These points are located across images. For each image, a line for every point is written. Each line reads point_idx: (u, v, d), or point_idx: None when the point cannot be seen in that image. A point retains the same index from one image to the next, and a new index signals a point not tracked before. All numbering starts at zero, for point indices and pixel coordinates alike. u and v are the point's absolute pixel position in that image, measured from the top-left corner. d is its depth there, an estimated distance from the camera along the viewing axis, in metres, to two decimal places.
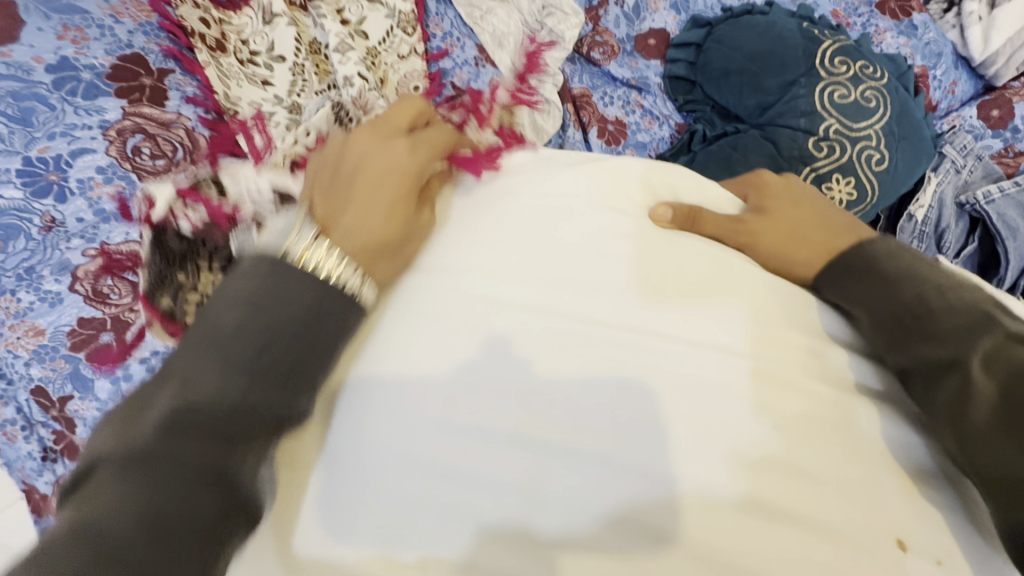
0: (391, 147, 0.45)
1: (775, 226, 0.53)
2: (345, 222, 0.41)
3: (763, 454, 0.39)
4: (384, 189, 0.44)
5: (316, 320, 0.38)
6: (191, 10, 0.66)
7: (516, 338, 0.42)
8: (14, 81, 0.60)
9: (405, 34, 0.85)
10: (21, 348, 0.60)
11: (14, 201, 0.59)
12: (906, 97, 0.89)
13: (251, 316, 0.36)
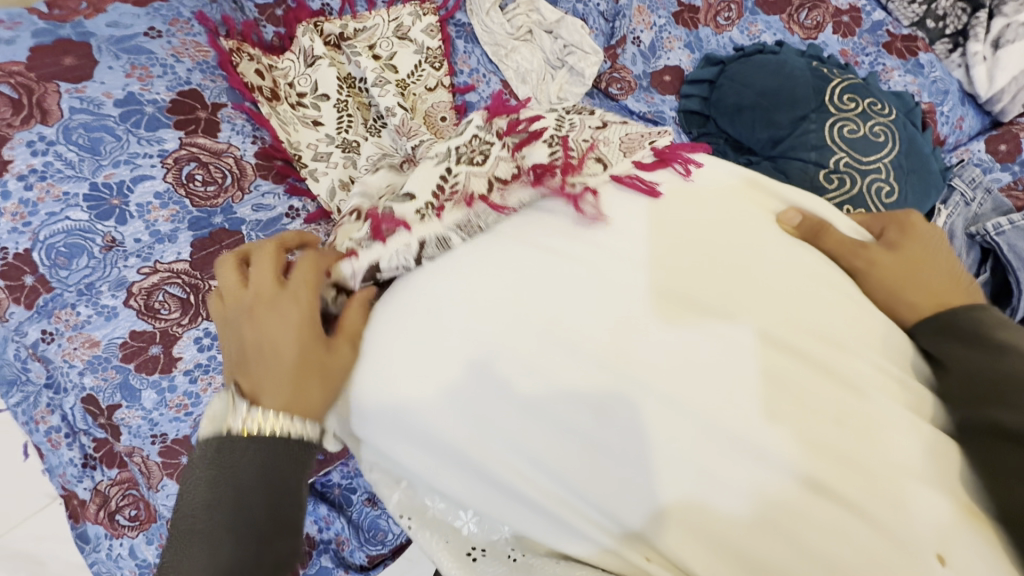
0: (268, 314, 0.47)
1: (897, 262, 0.53)
2: (267, 392, 0.46)
3: (806, 467, 0.41)
4: (283, 353, 0.46)
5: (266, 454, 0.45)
6: (248, 64, 0.76)
7: (600, 358, 0.44)
8: (85, 114, 0.66)
9: (433, 68, 0.92)
10: (77, 358, 0.64)
11: (80, 222, 0.64)
12: (914, 132, 0.92)
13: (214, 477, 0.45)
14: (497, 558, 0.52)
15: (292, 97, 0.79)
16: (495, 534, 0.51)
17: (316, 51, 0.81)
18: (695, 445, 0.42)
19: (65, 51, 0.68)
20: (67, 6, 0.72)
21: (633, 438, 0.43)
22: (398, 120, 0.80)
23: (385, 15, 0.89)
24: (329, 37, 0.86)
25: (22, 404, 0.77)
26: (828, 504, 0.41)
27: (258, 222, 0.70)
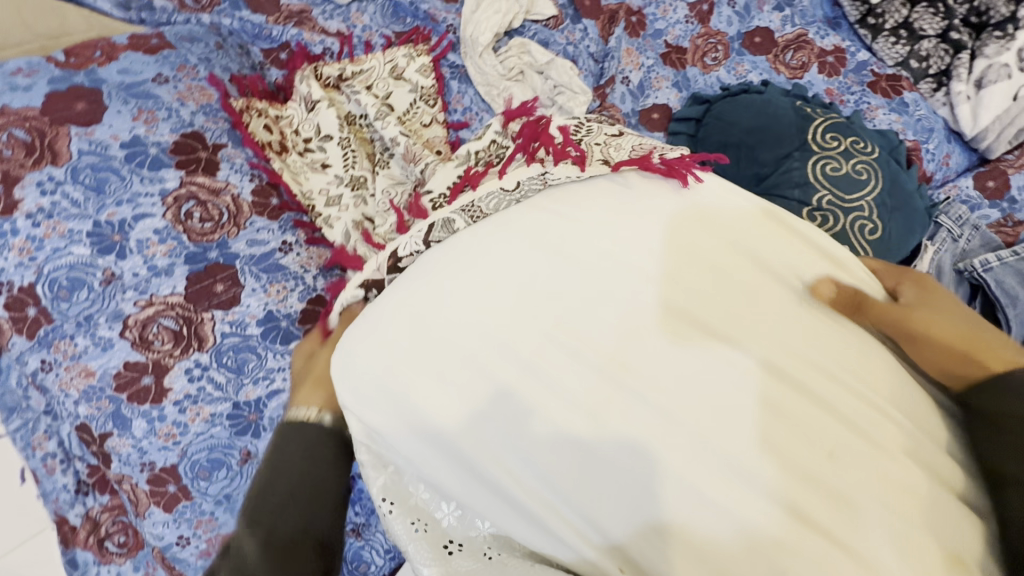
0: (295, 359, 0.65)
1: (929, 310, 0.55)
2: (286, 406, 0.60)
3: (783, 495, 0.44)
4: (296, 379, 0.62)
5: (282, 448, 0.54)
6: (257, 120, 0.81)
7: (597, 390, 0.48)
8: (93, 156, 0.70)
9: (427, 105, 0.97)
10: (72, 388, 0.67)
11: (82, 257, 0.67)
12: (897, 169, 0.94)
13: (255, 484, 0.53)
14: (473, 554, 0.51)
15: (299, 146, 0.83)
16: (474, 530, 0.52)
17: (313, 96, 0.84)
18: (691, 469, 0.45)
19: (78, 96, 0.72)
20: (83, 54, 0.76)
21: (623, 454, 0.46)
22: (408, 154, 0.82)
23: (380, 58, 0.96)
24: (327, 79, 0.92)
25: (21, 431, 0.80)
26: (810, 534, 0.43)
27: (252, 257, 0.74)
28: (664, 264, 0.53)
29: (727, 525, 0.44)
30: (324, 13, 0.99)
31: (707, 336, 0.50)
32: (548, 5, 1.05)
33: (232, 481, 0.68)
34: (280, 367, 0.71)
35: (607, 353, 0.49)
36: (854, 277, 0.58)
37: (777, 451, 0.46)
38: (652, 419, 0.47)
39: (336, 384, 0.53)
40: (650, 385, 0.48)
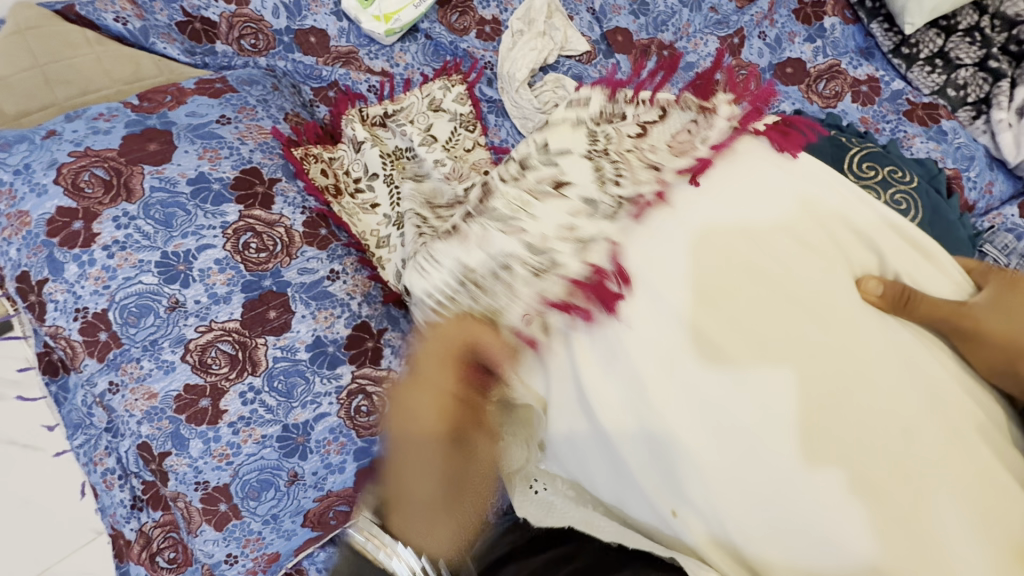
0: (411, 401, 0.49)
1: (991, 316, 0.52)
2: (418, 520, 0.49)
3: (875, 493, 0.43)
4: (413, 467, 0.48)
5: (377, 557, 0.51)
6: (316, 165, 0.92)
7: (679, 356, 0.48)
8: (162, 192, 0.75)
9: (467, 131, 1.03)
10: (136, 408, 0.71)
11: (149, 286, 0.72)
12: (938, 198, 0.92)
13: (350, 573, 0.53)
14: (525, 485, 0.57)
15: (351, 188, 0.94)
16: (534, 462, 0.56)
17: (360, 137, 0.97)
18: (775, 451, 0.45)
19: (151, 137, 0.78)
20: (155, 99, 0.83)
21: (708, 424, 0.46)
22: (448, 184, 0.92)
23: (418, 93, 1.03)
24: (372, 119, 1.01)
25: (84, 446, 0.85)
26: (900, 538, 0.42)
27: (302, 284, 0.78)
28: (724, 262, 0.50)
29: (817, 522, 0.43)
30: (368, 53, 1.05)
31: (753, 355, 0.47)
32: (581, 40, 1.09)
33: (279, 500, 0.72)
34: (328, 392, 0.74)
35: (680, 324, 0.48)
36: (915, 268, 0.56)
37: (830, 461, 0.44)
38: (735, 391, 0.46)
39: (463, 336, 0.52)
40: (737, 364, 0.47)
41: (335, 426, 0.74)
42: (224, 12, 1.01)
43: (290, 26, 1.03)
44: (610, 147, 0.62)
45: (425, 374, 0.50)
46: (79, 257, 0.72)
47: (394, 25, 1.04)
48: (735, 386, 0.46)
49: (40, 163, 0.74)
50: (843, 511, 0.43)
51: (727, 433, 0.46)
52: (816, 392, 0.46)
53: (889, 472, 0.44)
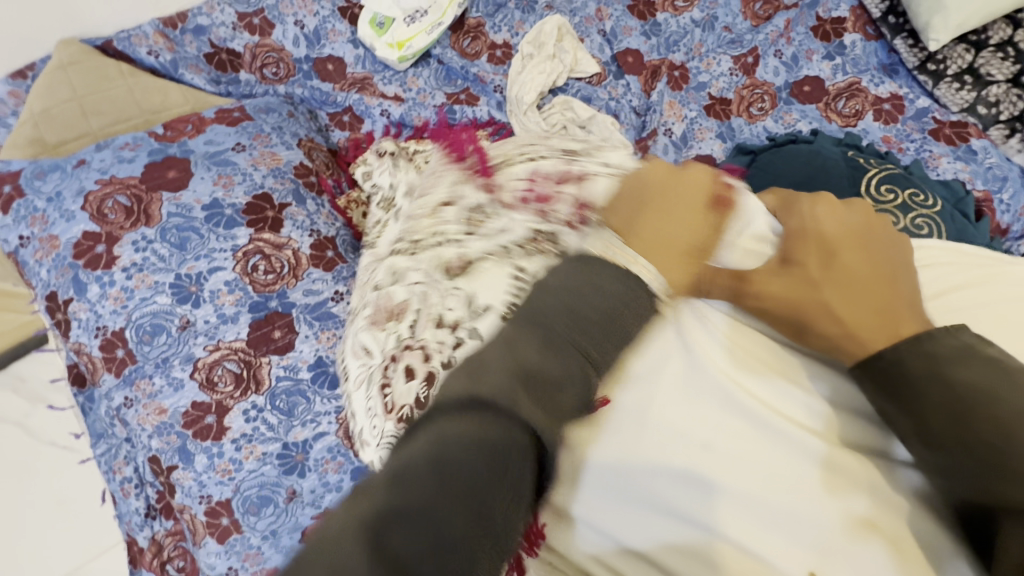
0: (688, 179, 0.54)
1: (847, 294, 0.39)
2: (637, 230, 0.49)
3: (841, 523, 0.38)
4: (683, 213, 0.50)
5: (494, 453, 0.26)
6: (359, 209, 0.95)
7: (652, 369, 0.45)
8: (178, 217, 0.79)
9: None
10: (147, 423, 0.75)
11: (163, 306, 0.76)
12: (964, 222, 0.88)
13: (429, 457, 0.26)
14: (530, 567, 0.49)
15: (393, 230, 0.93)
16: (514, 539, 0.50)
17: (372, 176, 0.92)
18: (739, 470, 0.40)
19: (170, 165, 0.82)
20: (178, 128, 0.88)
21: (687, 441, 0.42)
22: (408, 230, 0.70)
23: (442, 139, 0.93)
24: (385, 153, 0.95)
25: (105, 455, 0.90)
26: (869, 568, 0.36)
27: (307, 305, 0.81)
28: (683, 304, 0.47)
29: (782, 546, 0.38)
30: (383, 79, 1.09)
31: (756, 371, 0.44)
32: (591, 63, 1.10)
33: (278, 517, 0.74)
34: (327, 411, 0.77)
35: (660, 352, 0.45)
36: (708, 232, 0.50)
37: (840, 486, 0.39)
38: (725, 412, 0.42)
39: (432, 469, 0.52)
40: (744, 398, 0.42)
41: (333, 446, 0.76)
42: (248, 43, 1.07)
43: (309, 55, 1.09)
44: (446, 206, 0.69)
45: (680, 180, 0.54)
46: (101, 279, 0.76)
47: (406, 52, 1.07)
48: (716, 413, 0.42)
49: (70, 191, 0.79)
50: (812, 522, 0.38)
51: (716, 449, 0.41)
52: (837, 425, 0.42)
53: (855, 489, 0.39)
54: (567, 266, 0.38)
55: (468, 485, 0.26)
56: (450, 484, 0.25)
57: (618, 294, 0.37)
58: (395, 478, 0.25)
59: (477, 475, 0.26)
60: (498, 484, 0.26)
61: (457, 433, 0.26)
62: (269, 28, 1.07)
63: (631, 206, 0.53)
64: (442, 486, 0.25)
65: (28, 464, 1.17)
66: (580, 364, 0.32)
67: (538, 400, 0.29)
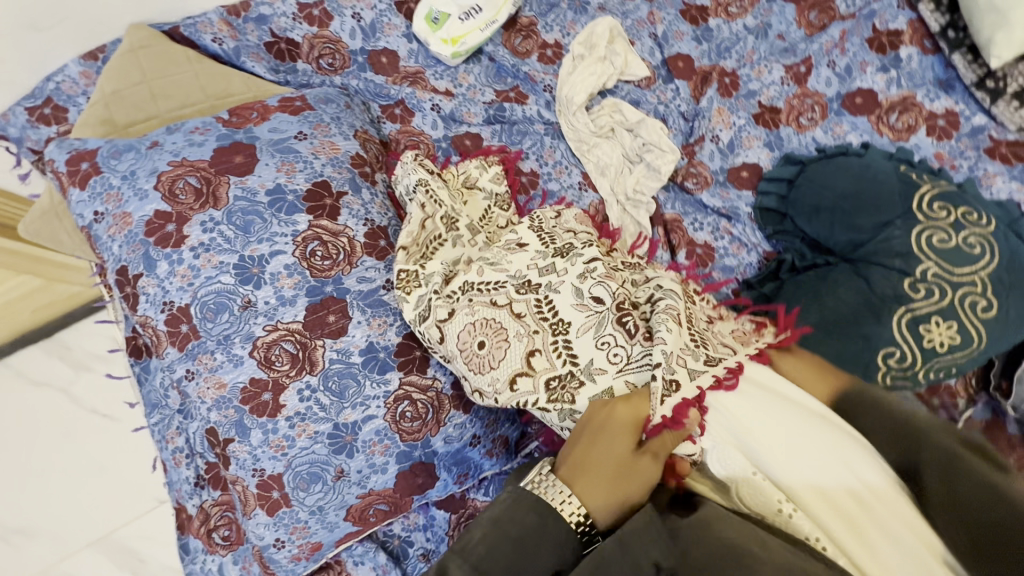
0: (604, 410, 0.69)
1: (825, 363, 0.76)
2: (582, 488, 0.62)
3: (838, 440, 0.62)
4: (607, 459, 0.64)
5: (518, 544, 0.58)
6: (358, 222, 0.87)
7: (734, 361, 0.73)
8: (244, 201, 0.82)
9: (502, 210, 1.00)
10: (207, 396, 0.78)
11: (227, 285, 0.79)
12: (1018, 243, 0.88)
13: (487, 551, 0.57)
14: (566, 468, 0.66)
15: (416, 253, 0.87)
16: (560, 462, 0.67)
17: (412, 183, 0.94)
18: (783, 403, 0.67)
19: (237, 150, 0.85)
20: (243, 114, 0.90)
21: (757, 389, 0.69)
22: (562, 248, 0.84)
23: (454, 171, 1.00)
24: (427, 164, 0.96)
25: (158, 424, 0.94)
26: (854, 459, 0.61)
27: (360, 292, 0.83)
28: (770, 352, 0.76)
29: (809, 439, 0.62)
30: (435, 74, 1.12)
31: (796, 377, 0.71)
32: (641, 66, 1.10)
33: (326, 493, 0.78)
34: (376, 395, 0.80)
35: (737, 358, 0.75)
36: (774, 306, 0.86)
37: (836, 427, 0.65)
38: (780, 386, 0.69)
39: (597, 422, 0.68)
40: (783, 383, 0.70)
41: (381, 429, 0.79)
42: (307, 34, 1.10)
43: (365, 47, 1.11)
44: (558, 242, 0.85)
45: (605, 420, 0.67)
46: (170, 256, 0.80)
47: (460, 48, 1.09)
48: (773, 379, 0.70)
49: (144, 171, 0.82)
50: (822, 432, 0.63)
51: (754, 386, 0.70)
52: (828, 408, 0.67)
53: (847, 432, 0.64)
54: (508, 495, 0.63)
55: (511, 555, 0.57)
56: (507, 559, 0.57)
57: (523, 530, 0.59)
58: (474, 553, 0.58)
59: (523, 551, 0.57)
60: (528, 553, 0.57)
61: (509, 543, 0.58)
62: (328, 20, 1.10)
63: (582, 465, 0.64)
64: (502, 553, 0.57)
65: (72, 430, 1.26)
66: (548, 546, 0.58)
67: (527, 552, 0.57)
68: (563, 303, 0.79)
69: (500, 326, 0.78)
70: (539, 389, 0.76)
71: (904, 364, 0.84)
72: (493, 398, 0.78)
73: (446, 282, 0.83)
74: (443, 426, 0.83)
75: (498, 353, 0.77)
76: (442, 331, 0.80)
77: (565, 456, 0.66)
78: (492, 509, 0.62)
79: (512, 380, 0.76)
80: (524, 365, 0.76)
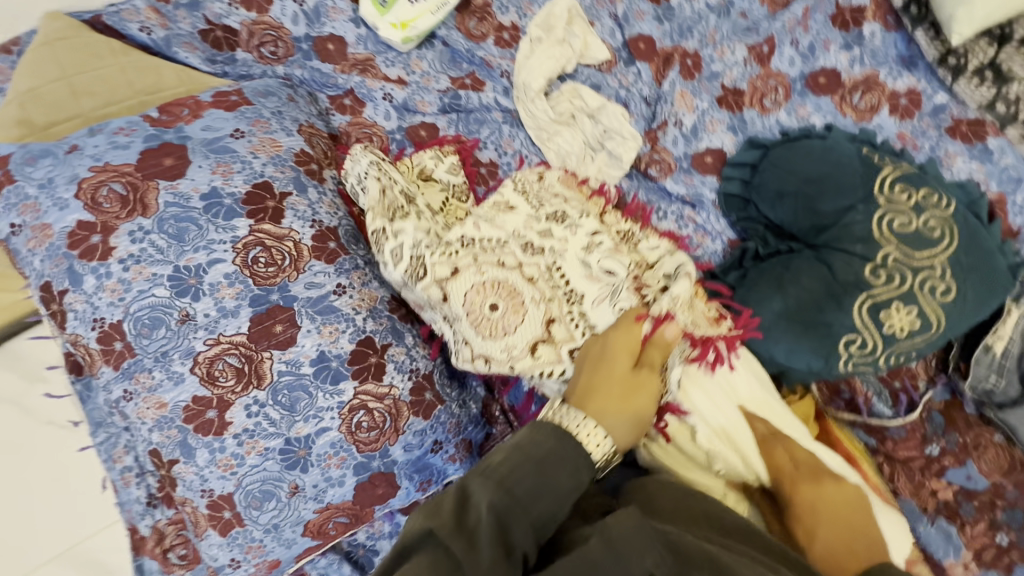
0: (602, 341, 0.80)
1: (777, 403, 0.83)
2: (596, 412, 0.68)
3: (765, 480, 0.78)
4: (614, 383, 0.73)
5: (541, 466, 0.57)
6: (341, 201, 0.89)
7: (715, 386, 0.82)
8: (176, 207, 0.77)
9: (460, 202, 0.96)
10: (148, 416, 0.74)
11: (162, 299, 0.74)
12: (977, 225, 0.87)
13: (510, 473, 0.56)
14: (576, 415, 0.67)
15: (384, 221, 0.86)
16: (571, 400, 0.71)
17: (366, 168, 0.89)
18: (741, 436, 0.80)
19: (166, 152, 0.79)
20: (173, 111, 0.84)
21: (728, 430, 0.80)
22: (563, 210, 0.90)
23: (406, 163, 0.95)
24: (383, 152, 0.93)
25: (103, 444, 0.89)
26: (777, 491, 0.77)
27: (309, 299, 0.79)
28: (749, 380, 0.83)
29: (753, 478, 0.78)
30: (385, 60, 1.05)
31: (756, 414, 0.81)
32: (601, 48, 1.06)
33: (280, 511, 0.75)
34: (330, 407, 0.77)
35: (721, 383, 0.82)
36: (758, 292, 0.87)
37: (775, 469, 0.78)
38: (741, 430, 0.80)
39: (597, 352, 0.78)
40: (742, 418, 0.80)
41: (336, 441, 0.76)
42: (245, 20, 1.02)
43: (309, 34, 1.04)
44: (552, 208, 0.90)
45: (604, 351, 0.78)
46: (97, 270, 0.74)
47: (410, 33, 1.02)
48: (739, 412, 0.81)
49: (63, 178, 0.76)
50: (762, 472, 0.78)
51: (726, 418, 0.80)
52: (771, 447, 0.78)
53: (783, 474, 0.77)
54: (529, 427, 0.63)
55: (532, 478, 0.56)
56: (527, 481, 0.55)
57: (546, 452, 0.59)
58: (495, 474, 0.56)
59: (544, 474, 0.56)
60: (547, 479, 0.56)
61: (529, 466, 0.57)
62: (267, 4, 1.02)
63: (591, 391, 0.71)
64: (523, 474, 0.56)
65: (18, 446, 1.19)
66: (568, 473, 0.58)
67: (547, 478, 0.56)
68: (573, 273, 0.85)
69: (513, 288, 0.83)
70: (562, 359, 0.82)
71: (865, 350, 0.85)
72: (508, 363, 0.82)
73: (448, 248, 0.86)
74: (402, 434, 0.80)
75: (514, 318, 0.82)
76: (445, 291, 0.84)
77: (574, 387, 0.74)
78: (514, 439, 0.61)
79: (531, 346, 0.82)
80: (543, 332, 0.82)
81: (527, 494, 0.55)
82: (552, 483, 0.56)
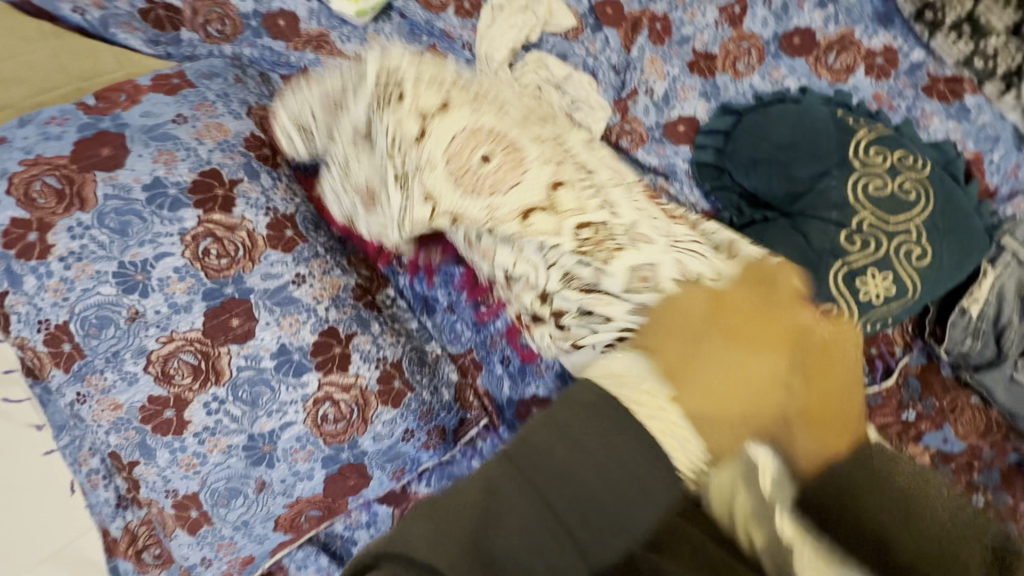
0: None
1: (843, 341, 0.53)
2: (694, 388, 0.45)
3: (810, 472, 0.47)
4: None
5: (604, 470, 0.37)
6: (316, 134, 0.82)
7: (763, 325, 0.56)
8: (117, 200, 0.73)
9: None
10: (103, 419, 0.71)
11: (108, 297, 0.71)
12: (953, 186, 0.85)
13: (550, 478, 0.37)
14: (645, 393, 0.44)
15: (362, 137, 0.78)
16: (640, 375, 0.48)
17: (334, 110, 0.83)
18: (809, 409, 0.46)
19: (103, 141, 0.75)
20: (110, 98, 0.80)
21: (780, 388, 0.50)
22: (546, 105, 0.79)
23: None
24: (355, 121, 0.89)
25: (69, 446, 0.87)
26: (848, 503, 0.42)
27: (266, 290, 0.76)
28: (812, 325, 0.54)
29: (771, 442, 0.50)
30: (340, 36, 1.00)
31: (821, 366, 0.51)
32: (566, 15, 1.02)
33: (249, 507, 0.74)
34: (294, 400, 0.74)
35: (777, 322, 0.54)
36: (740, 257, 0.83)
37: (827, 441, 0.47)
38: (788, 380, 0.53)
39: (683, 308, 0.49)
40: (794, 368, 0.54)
41: (302, 434, 0.75)
42: None
43: (258, 10, 0.98)
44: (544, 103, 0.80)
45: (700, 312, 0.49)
46: (36, 269, 0.70)
47: (364, 4, 0.99)
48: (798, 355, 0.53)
49: None
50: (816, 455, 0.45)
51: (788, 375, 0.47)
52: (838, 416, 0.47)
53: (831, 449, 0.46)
54: (582, 397, 0.41)
55: (586, 485, 0.37)
56: (576, 487, 0.37)
57: (606, 449, 0.38)
58: (531, 468, 0.37)
59: (603, 481, 0.37)
60: (614, 485, 0.37)
61: (586, 461, 0.38)
62: None
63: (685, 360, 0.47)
64: (568, 476, 0.37)
65: None
66: (646, 480, 0.38)
67: (608, 483, 0.37)
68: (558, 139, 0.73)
69: (498, 147, 0.69)
70: (566, 232, 0.67)
71: None
72: (492, 227, 0.69)
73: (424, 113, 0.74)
74: (371, 424, 0.78)
75: (501, 176, 0.68)
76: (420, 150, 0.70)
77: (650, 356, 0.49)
78: (562, 411, 0.41)
79: (523, 211, 0.68)
80: (542, 197, 0.68)
81: (580, 506, 0.37)
82: (615, 497, 0.37)
